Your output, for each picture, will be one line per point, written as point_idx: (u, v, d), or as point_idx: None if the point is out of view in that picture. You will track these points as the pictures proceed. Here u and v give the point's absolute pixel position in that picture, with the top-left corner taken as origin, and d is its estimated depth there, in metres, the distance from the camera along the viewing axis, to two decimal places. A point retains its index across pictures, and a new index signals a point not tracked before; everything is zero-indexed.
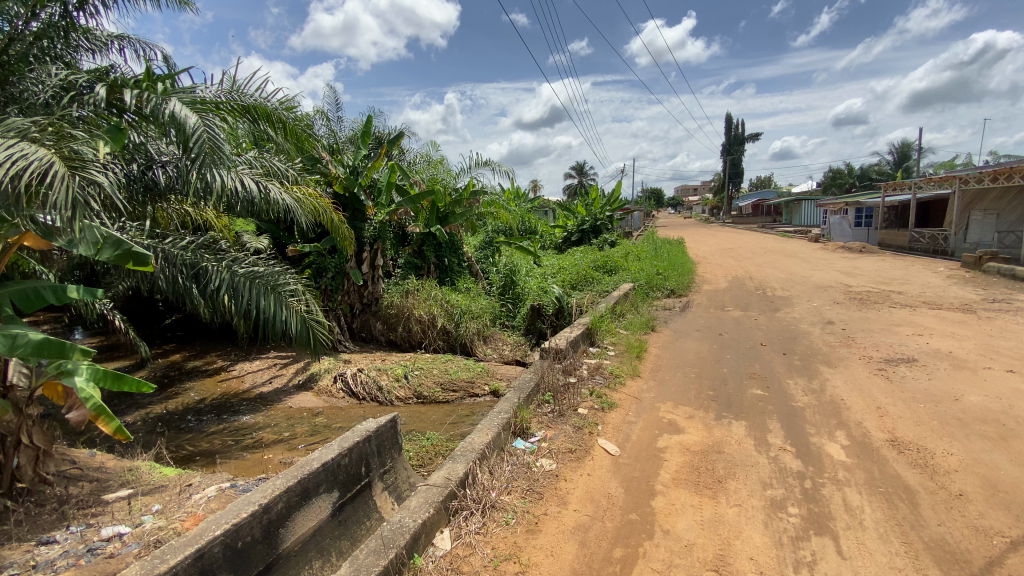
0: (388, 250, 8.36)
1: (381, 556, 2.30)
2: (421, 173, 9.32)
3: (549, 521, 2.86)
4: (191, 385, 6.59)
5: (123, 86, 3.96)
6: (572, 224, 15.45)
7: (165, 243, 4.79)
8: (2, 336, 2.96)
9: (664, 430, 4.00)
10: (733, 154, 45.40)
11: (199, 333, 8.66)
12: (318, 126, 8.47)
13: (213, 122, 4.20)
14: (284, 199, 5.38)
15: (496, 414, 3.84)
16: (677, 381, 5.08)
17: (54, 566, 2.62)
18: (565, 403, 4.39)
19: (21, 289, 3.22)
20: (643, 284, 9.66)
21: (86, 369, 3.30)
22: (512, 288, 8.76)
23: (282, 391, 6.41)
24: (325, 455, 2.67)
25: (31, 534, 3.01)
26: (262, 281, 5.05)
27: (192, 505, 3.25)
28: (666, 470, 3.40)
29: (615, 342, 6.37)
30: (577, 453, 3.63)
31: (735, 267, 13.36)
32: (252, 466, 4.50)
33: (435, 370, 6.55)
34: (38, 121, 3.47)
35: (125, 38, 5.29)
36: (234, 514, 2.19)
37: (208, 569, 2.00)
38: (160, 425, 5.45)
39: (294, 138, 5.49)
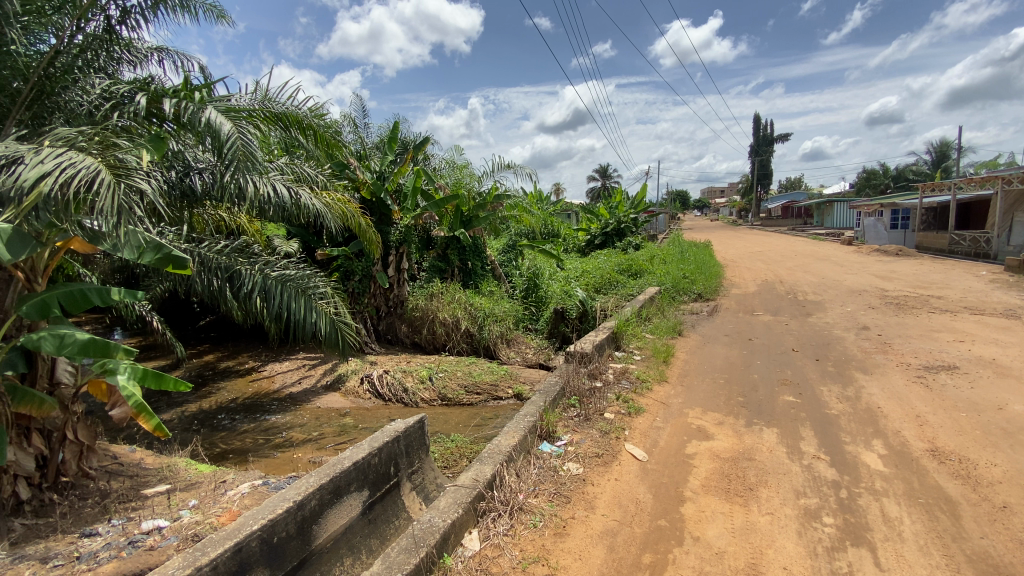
0: (413, 253, 8.50)
1: (412, 554, 2.33)
2: (445, 178, 9.51)
3: (577, 526, 2.85)
4: (224, 385, 6.80)
5: (163, 96, 4.12)
6: (596, 227, 15.33)
7: (201, 247, 4.95)
8: (51, 336, 3.14)
9: (693, 436, 3.94)
10: (761, 155, 44.58)
11: (231, 334, 8.93)
12: (346, 133, 8.69)
13: (246, 129, 4.34)
14: (314, 205, 5.52)
15: (522, 417, 3.85)
16: (706, 386, 5.00)
17: (97, 558, 2.74)
18: (591, 407, 4.37)
19: (69, 290, 3.34)
20: (670, 288, 9.52)
21: (128, 368, 3.44)
22: (535, 291, 8.82)
23: (311, 391, 6.55)
24: (356, 454, 2.72)
25: (75, 526, 3.16)
26: (293, 283, 5.21)
27: (227, 501, 3.36)
28: (695, 476, 3.35)
29: (640, 346, 6.30)
30: (604, 458, 3.61)
31: (763, 271, 13.07)
32: (282, 464, 4.61)
33: (459, 373, 6.62)
34: (84, 130, 3.64)
35: (164, 50, 5.51)
36: (270, 510, 2.25)
37: (246, 563, 2.06)
38: (196, 423, 5.65)
39: (323, 144, 5.63)
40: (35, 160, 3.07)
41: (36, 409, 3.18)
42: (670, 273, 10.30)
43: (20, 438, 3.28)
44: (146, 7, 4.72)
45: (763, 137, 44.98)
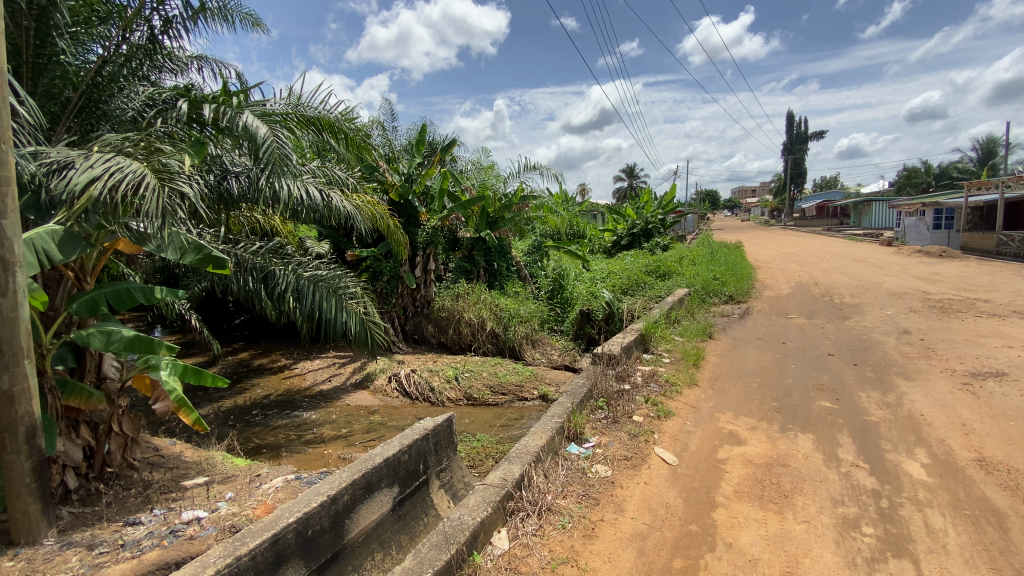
0: (439, 254, 8.60)
1: (443, 550, 2.35)
2: (470, 180, 9.62)
3: (606, 528, 2.83)
4: (257, 382, 7.01)
5: (203, 102, 4.28)
6: (623, 228, 15.13)
7: (238, 248, 5.12)
8: (99, 332, 3.31)
9: (724, 441, 3.86)
10: (794, 153, 43.41)
11: (265, 332, 9.19)
12: (375, 137, 8.85)
13: (281, 133, 4.49)
14: (345, 207, 5.64)
15: (549, 419, 3.84)
16: (737, 391, 4.89)
17: (141, 546, 2.86)
18: (620, 409, 4.33)
19: (117, 289, 3.50)
20: (699, 289, 9.37)
21: (169, 364, 3.60)
22: (561, 292, 8.81)
23: (341, 389, 6.69)
24: (387, 451, 2.77)
25: (119, 515, 3.31)
26: (325, 283, 5.35)
27: (261, 494, 3.47)
28: (727, 482, 3.29)
29: (669, 349, 6.20)
30: (633, 461, 3.57)
31: (796, 272, 12.70)
32: (314, 460, 4.72)
33: (485, 373, 6.66)
34: (131, 136, 3.81)
35: (203, 58, 5.73)
36: (305, 503, 2.30)
37: (283, 554, 2.12)
38: (231, 418, 5.84)
39: (354, 147, 5.74)
40: (85, 166, 3.23)
41: (84, 401, 3.35)
42: (700, 274, 10.09)
43: (70, 430, 3.45)
44: (187, 17, 4.91)
45: (797, 136, 43.83)
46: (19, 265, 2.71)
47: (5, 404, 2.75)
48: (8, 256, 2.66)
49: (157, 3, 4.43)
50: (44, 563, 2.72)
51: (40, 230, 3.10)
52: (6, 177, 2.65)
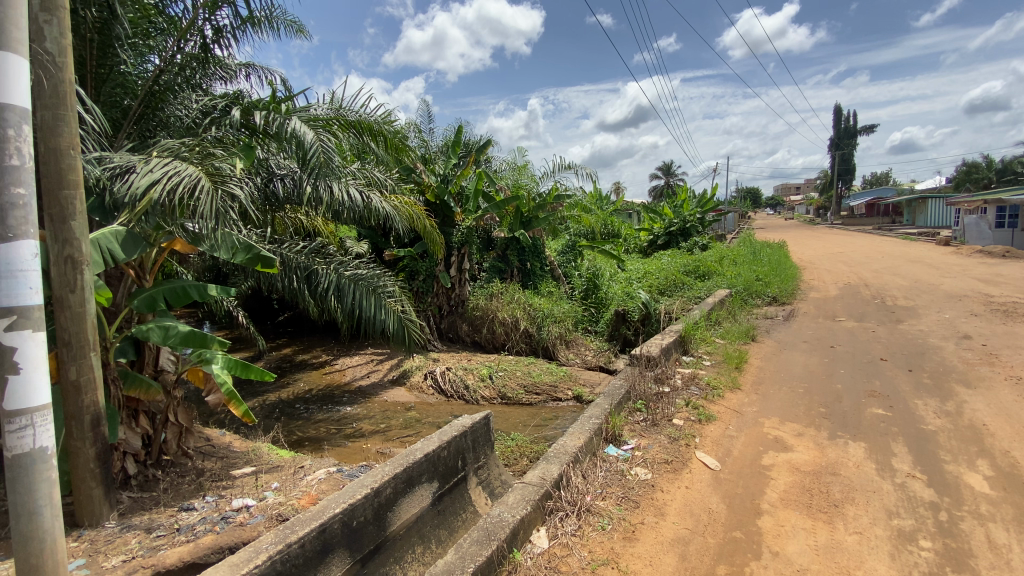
0: (473, 254, 8.68)
1: (484, 546, 2.37)
2: (505, 180, 9.68)
3: (647, 531, 2.79)
4: (300, 376, 7.26)
5: (254, 108, 4.48)
6: (660, 227, 14.81)
7: (283, 248, 5.32)
8: (158, 328, 3.51)
9: (769, 447, 3.74)
10: (841, 149, 41.68)
11: (306, 329, 9.51)
12: (412, 139, 9.01)
13: (326, 137, 4.66)
14: (384, 208, 5.80)
15: (587, 420, 3.82)
16: (782, 395, 4.73)
17: (195, 530, 3.01)
18: (659, 412, 4.25)
19: (173, 286, 3.69)
20: (740, 290, 9.10)
21: (221, 358, 3.77)
22: (595, 292, 8.74)
23: (379, 385, 6.85)
24: (427, 446, 2.83)
25: (175, 501, 3.52)
26: (364, 282, 5.51)
27: (306, 485, 3.60)
28: (772, 489, 3.19)
29: (710, 351, 6.06)
30: (674, 465, 3.50)
31: (844, 273, 12.16)
32: (353, 454, 4.86)
33: (519, 372, 6.70)
34: (187, 141, 4.01)
35: (250, 66, 5.97)
36: (350, 495, 2.37)
37: (329, 543, 2.19)
38: (276, 411, 6.08)
39: (393, 149, 5.87)
40: (146, 170, 3.43)
41: (144, 392, 3.55)
42: (742, 275, 9.82)
43: (130, 419, 3.67)
44: (236, 26, 5.13)
45: (845, 130, 41.98)
46: (86, 264, 2.90)
47: (74, 393, 2.96)
48: (76, 255, 2.85)
49: (209, 13, 4.65)
50: (106, 545, 2.90)
51: (105, 231, 3.31)
52: (75, 181, 2.84)
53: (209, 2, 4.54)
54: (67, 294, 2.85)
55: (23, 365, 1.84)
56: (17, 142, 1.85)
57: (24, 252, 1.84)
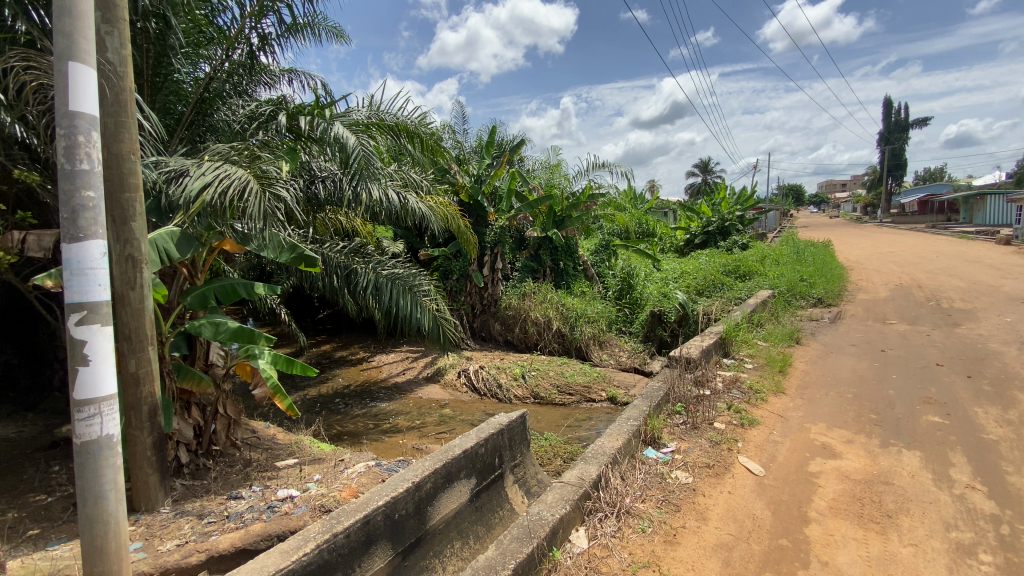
0: (507, 254, 8.73)
1: (525, 543, 2.39)
2: (538, 180, 9.70)
3: (689, 536, 2.74)
4: (338, 372, 7.47)
5: (298, 113, 4.65)
6: (697, 225, 14.47)
7: (324, 248, 5.48)
8: (209, 323, 3.70)
9: (816, 453, 3.62)
10: (891, 144, 39.77)
11: (345, 327, 9.77)
12: (446, 140, 9.15)
13: (366, 141, 4.79)
14: (420, 208, 5.92)
15: (625, 421, 3.77)
16: (829, 400, 4.56)
17: (244, 518, 3.14)
18: (699, 415, 4.16)
19: (223, 285, 3.87)
20: (784, 291, 8.80)
21: (267, 353, 3.92)
22: (630, 292, 8.64)
23: (414, 382, 6.97)
24: (466, 443, 2.87)
25: (224, 489, 3.69)
26: (401, 281, 5.63)
27: (346, 477, 3.71)
28: (821, 497, 3.08)
29: (752, 354, 5.88)
30: (716, 469, 3.43)
31: (894, 274, 11.58)
32: (390, 449, 4.97)
33: (552, 373, 6.69)
34: (236, 146, 4.18)
35: (293, 71, 6.17)
36: (392, 488, 2.43)
37: (373, 534, 2.25)
38: (317, 405, 6.28)
39: (428, 150, 5.98)
40: (198, 173, 3.59)
41: (196, 384, 3.73)
42: (785, 275, 9.50)
43: (183, 410, 3.87)
44: (280, 33, 5.32)
45: (894, 124, 40.05)
46: (145, 263, 3.07)
47: (133, 384, 3.14)
48: (136, 254, 3.03)
49: (255, 22, 4.84)
50: (162, 529, 3.07)
51: (162, 232, 3.50)
52: (135, 184, 3.01)
53: (255, 12, 4.72)
54: (128, 291, 3.03)
55: (92, 357, 1.97)
56: (87, 148, 1.99)
57: (94, 251, 1.97)
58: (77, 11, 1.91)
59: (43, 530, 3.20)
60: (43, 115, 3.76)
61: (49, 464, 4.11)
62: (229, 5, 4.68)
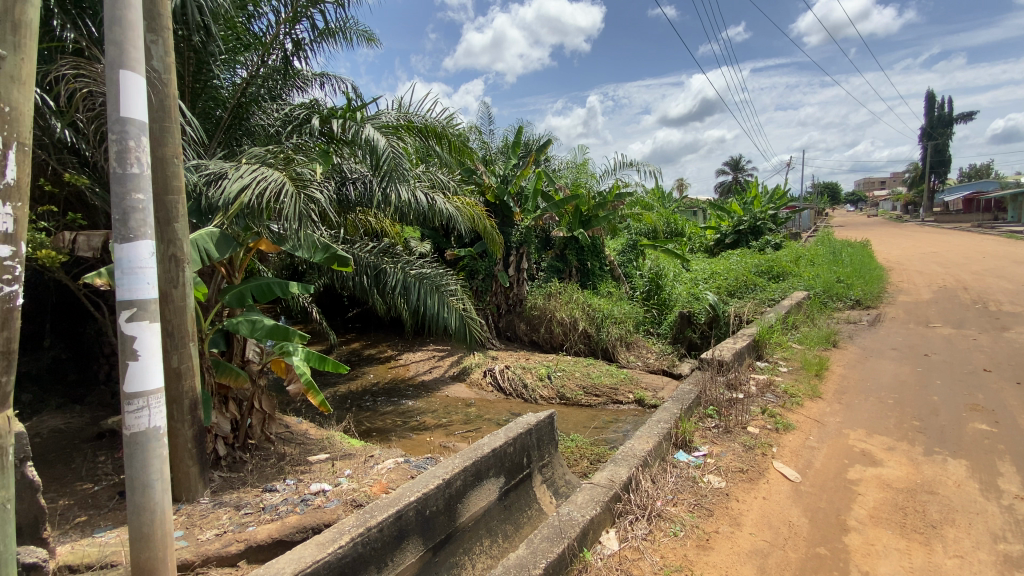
0: (532, 254, 8.74)
1: (555, 543, 2.39)
2: (565, 179, 9.69)
3: (722, 541, 2.70)
4: (367, 370, 7.61)
5: (330, 117, 4.77)
6: (728, 225, 14.15)
7: (355, 247, 5.59)
8: (247, 321, 3.82)
9: (855, 460, 3.50)
10: (934, 140, 38.11)
11: (373, 325, 9.94)
12: (473, 140, 9.22)
13: (395, 142, 4.88)
14: (448, 209, 5.99)
15: (655, 423, 3.73)
16: (868, 406, 4.41)
17: (279, 510, 3.24)
18: (732, 419, 4.08)
19: (259, 283, 4.00)
20: (820, 292, 8.53)
21: (301, 351, 4.02)
22: (658, 293, 8.52)
23: (440, 380, 7.05)
24: (495, 442, 2.89)
25: (259, 482, 3.81)
26: (429, 281, 5.70)
27: (376, 473, 3.78)
28: (860, 505, 2.98)
29: (786, 357, 5.73)
30: (750, 474, 3.36)
31: (939, 275, 11.08)
32: (418, 446, 5.04)
33: (578, 373, 6.66)
34: (272, 149, 4.31)
35: (324, 75, 6.32)
36: (424, 484, 2.47)
37: (405, 529, 2.29)
38: (347, 402, 6.42)
39: (456, 151, 6.03)
40: (237, 176, 3.72)
41: (234, 379, 3.86)
42: (820, 275, 9.21)
43: (221, 404, 4.01)
44: (313, 38, 5.45)
45: (938, 119, 38.41)
46: (187, 262, 3.20)
47: (175, 379, 3.27)
48: (178, 254, 3.15)
49: (290, 28, 4.97)
50: (202, 519, 3.19)
51: (202, 232, 3.65)
52: (178, 187, 3.14)
53: (290, 18, 4.86)
54: (171, 289, 3.16)
55: (141, 352, 2.06)
56: (137, 152, 2.08)
57: (143, 251, 2.06)
58: (127, 21, 2.00)
59: (90, 517, 3.37)
60: (92, 121, 3.95)
61: (96, 454, 4.31)
62: (265, 12, 4.82)
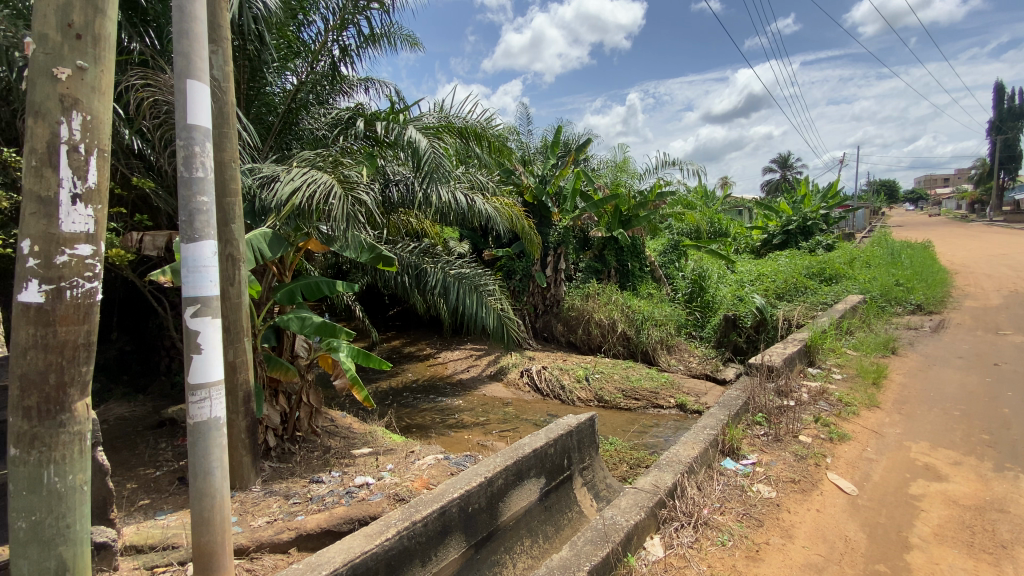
0: (570, 254, 8.70)
1: (599, 547, 2.38)
2: (604, 178, 9.58)
3: (773, 553, 2.61)
4: (407, 367, 7.76)
5: (375, 120, 4.90)
6: (776, 225, 13.61)
7: (397, 247, 5.73)
8: (297, 318, 3.98)
9: (918, 474, 3.31)
10: (1005, 134, 35.52)
11: (413, 324, 10.14)
12: (512, 141, 9.26)
13: (437, 143, 4.95)
14: (487, 210, 6.03)
15: (701, 429, 3.64)
16: (931, 418, 4.15)
17: (327, 501, 3.35)
18: (782, 426, 3.93)
19: (308, 282, 4.15)
20: (877, 296, 8.09)
21: (346, 347, 4.15)
22: (702, 295, 8.30)
23: (478, 379, 7.11)
24: (536, 442, 2.90)
25: (306, 473, 3.96)
26: (468, 281, 5.76)
27: (418, 469, 3.86)
28: (924, 522, 2.82)
29: (840, 364, 5.46)
30: (802, 485, 3.23)
31: (1011, 279, 10.31)
32: (457, 443, 5.11)
33: (616, 376, 6.59)
34: (320, 152, 4.46)
35: (369, 80, 6.50)
36: (466, 481, 2.50)
37: (448, 525, 2.33)
38: (388, 398, 6.57)
39: (495, 151, 6.06)
40: (289, 179, 3.88)
41: (283, 374, 4.02)
42: (877, 278, 8.72)
43: (272, 397, 4.19)
44: (359, 44, 5.61)
45: (1010, 111, 35.76)
46: (243, 261, 3.36)
47: (231, 371, 3.45)
48: (235, 254, 3.31)
49: (337, 35, 5.13)
50: (254, 506, 3.34)
51: (256, 232, 3.81)
52: (234, 190, 3.29)
53: (337, 25, 5.02)
54: (228, 287, 3.32)
55: (204, 345, 2.18)
56: (201, 157, 2.20)
57: (206, 250, 2.18)
58: (194, 33, 2.12)
59: (152, 500, 3.59)
60: (157, 128, 4.21)
61: (157, 441, 4.59)
62: (315, 20, 5.00)
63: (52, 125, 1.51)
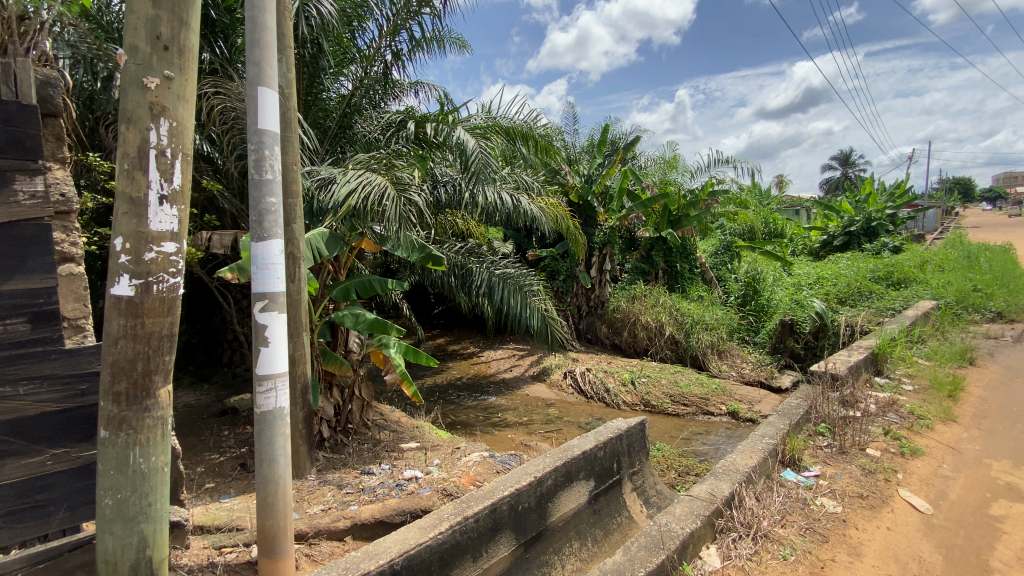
0: (615, 255, 8.58)
1: (653, 553, 2.34)
2: (652, 177, 9.38)
3: (839, 570, 2.49)
4: (452, 365, 7.88)
5: (425, 121, 5.01)
6: (836, 225, 12.90)
7: (444, 247, 5.84)
8: (351, 314, 4.13)
9: (1001, 495, 3.08)
10: None
11: (457, 323, 10.28)
12: (558, 140, 9.22)
13: (484, 144, 5.02)
14: (533, 210, 6.06)
15: (759, 438, 3.50)
16: (1016, 434, 3.84)
17: (379, 493, 3.46)
18: (848, 438, 3.73)
19: (361, 281, 4.30)
20: (951, 302, 7.54)
21: (396, 343, 4.29)
22: (756, 298, 8.01)
23: (522, 379, 7.14)
24: (586, 444, 2.88)
25: (358, 464, 4.10)
26: (513, 281, 5.80)
27: (465, 465, 3.92)
28: (1007, 545, 2.63)
29: (911, 374, 5.13)
30: (870, 501, 3.06)
31: None
32: (502, 442, 5.15)
33: (664, 381, 6.45)
34: (374, 154, 4.61)
35: (419, 83, 6.64)
36: (516, 480, 2.52)
37: (498, 522, 2.36)
38: (433, 394, 6.70)
39: (540, 151, 6.07)
40: (345, 180, 4.04)
41: (337, 368, 4.18)
42: (952, 283, 8.11)
43: (326, 390, 4.36)
44: (410, 48, 5.75)
45: None
46: (302, 259, 3.51)
47: (291, 364, 3.62)
48: (296, 252, 3.47)
49: (390, 40, 5.28)
50: (310, 494, 3.50)
51: (315, 232, 3.98)
52: (295, 191, 3.45)
53: (391, 30, 5.16)
54: (289, 284, 3.48)
55: (271, 339, 2.30)
56: (270, 160, 2.32)
57: (273, 249, 2.29)
58: (265, 42, 2.24)
59: (217, 484, 3.81)
60: (225, 133, 4.47)
61: (221, 429, 4.87)
62: (369, 26, 5.16)
63: (142, 131, 1.63)
